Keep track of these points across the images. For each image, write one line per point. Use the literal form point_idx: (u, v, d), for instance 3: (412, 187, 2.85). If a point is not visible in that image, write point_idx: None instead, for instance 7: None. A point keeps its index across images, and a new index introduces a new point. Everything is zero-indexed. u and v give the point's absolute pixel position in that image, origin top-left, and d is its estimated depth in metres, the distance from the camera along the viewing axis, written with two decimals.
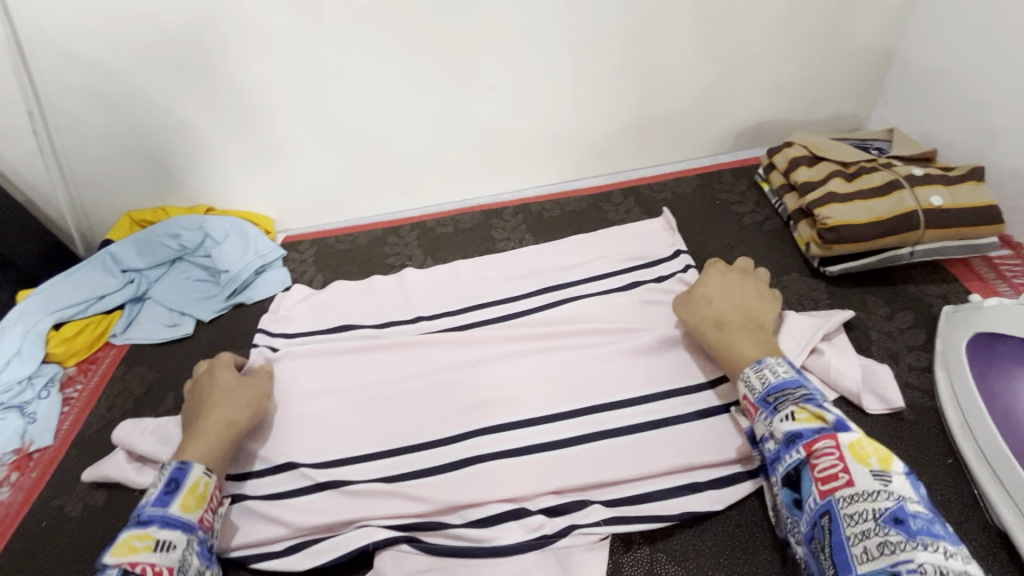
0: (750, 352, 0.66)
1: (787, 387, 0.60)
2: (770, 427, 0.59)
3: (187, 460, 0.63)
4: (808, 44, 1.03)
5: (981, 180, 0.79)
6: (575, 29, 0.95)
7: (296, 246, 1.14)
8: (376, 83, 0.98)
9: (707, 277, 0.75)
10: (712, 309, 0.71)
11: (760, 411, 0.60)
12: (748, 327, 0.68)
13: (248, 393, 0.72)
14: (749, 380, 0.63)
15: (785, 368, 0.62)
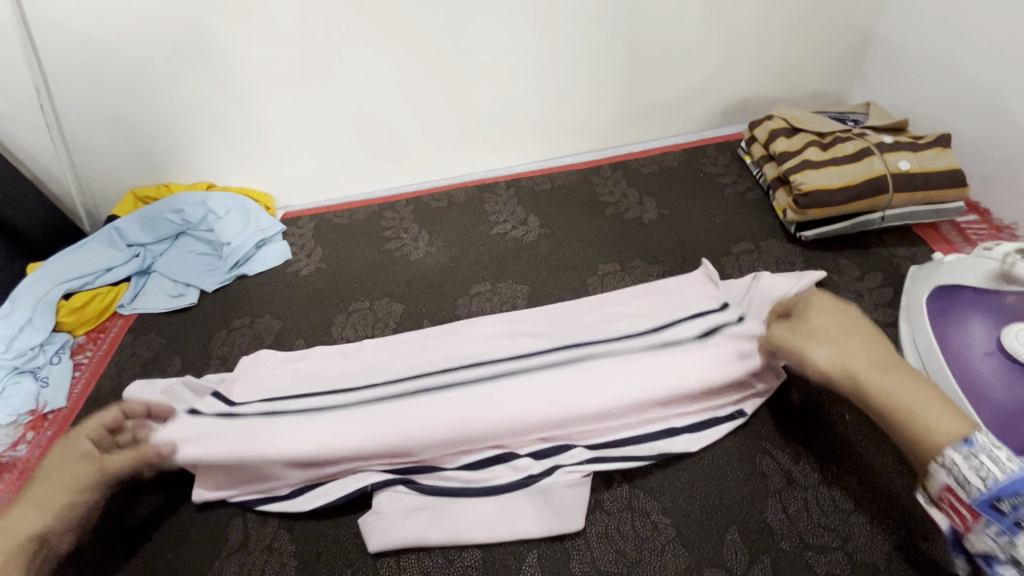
0: (936, 414, 0.54)
1: (1020, 488, 0.48)
2: (1013, 549, 0.48)
3: None
4: (792, 21, 1.06)
5: (948, 146, 0.83)
6: (566, 7, 0.98)
7: (296, 221, 1.18)
8: (372, 61, 1.01)
9: (819, 310, 0.65)
10: (852, 353, 0.60)
11: (986, 520, 0.49)
12: (905, 372, 0.58)
13: (59, 488, 0.62)
14: (957, 472, 0.51)
15: (1008, 457, 0.50)
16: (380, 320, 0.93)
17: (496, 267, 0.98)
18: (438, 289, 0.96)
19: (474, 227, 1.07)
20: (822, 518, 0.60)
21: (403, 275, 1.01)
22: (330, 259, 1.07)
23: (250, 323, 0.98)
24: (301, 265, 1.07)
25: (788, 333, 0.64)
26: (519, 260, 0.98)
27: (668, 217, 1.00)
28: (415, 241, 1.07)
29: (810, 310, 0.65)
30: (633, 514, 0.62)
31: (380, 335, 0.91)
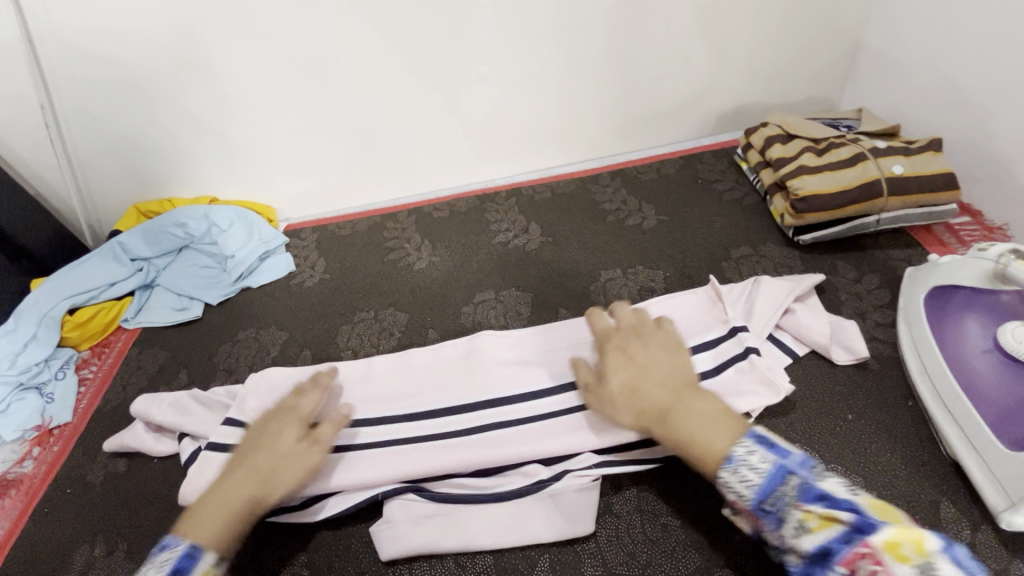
0: (710, 438, 0.56)
1: (776, 484, 0.51)
2: (787, 542, 0.50)
3: (196, 546, 0.54)
4: (784, 30, 1.08)
5: (939, 151, 0.85)
6: (565, 19, 1.00)
7: (299, 233, 1.19)
8: (373, 75, 1.02)
9: (610, 367, 0.65)
10: (643, 399, 0.61)
11: (764, 521, 0.52)
12: (689, 401, 0.59)
13: (294, 466, 0.62)
14: (732, 486, 0.53)
15: (760, 455, 0.53)
16: (385, 329, 0.94)
17: (499, 275, 0.99)
18: (442, 298, 0.97)
19: (477, 236, 1.08)
20: None
21: (406, 284, 1.01)
22: (333, 270, 1.08)
23: (255, 335, 0.99)
24: (305, 276, 1.08)
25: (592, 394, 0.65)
26: (522, 268, 0.99)
27: (668, 223, 1.01)
28: (418, 251, 1.08)
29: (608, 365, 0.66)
30: (643, 516, 0.63)
31: (385, 344, 0.92)
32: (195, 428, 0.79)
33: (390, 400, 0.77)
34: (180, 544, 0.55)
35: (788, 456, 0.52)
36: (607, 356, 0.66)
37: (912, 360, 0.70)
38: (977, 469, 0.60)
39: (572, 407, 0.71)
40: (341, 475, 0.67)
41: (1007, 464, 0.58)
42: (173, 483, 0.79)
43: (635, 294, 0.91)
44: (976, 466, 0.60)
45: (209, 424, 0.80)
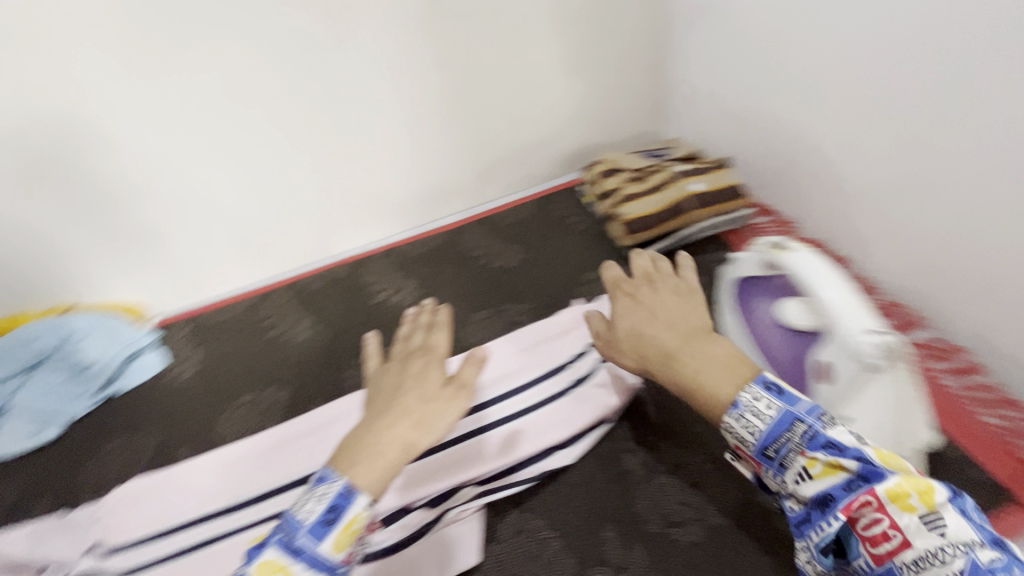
0: (714, 383, 0.58)
1: (783, 431, 0.53)
2: (788, 487, 0.53)
3: (353, 486, 0.55)
4: (600, 80, 1.25)
5: (724, 167, 1.03)
6: (403, 91, 1.09)
7: (171, 327, 1.15)
8: (225, 164, 1.05)
9: (622, 313, 0.71)
10: (649, 345, 0.65)
11: (767, 468, 0.54)
12: (700, 347, 0.61)
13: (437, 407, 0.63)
14: (734, 431, 0.55)
15: (769, 401, 0.54)
16: (267, 408, 0.94)
17: (378, 334, 1.02)
18: (324, 366, 0.99)
19: (355, 301, 1.11)
20: (682, 496, 0.68)
21: (286, 360, 1.01)
22: (208, 359, 1.06)
23: (127, 442, 0.94)
24: (180, 369, 1.05)
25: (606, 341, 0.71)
26: (400, 324, 1.03)
27: (530, 259, 1.11)
28: (297, 325, 1.08)
29: (618, 315, 0.72)
30: (523, 536, 0.67)
31: (269, 423, 0.92)
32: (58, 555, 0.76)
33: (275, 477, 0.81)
34: (336, 480, 0.56)
35: (796, 403, 0.53)
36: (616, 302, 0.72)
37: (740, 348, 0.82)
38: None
39: (457, 445, 0.73)
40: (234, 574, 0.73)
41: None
42: None
43: (504, 329, 0.98)
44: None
45: (76, 547, 0.77)
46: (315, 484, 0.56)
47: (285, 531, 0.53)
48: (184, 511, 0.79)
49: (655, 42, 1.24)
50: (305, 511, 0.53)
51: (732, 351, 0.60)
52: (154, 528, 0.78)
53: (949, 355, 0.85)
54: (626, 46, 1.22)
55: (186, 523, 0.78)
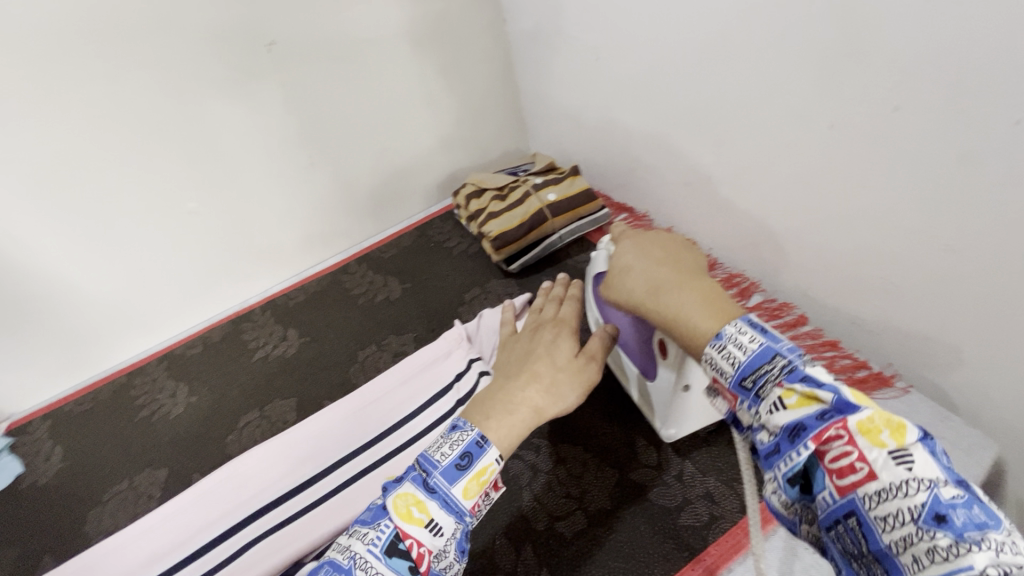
0: (698, 317, 0.54)
1: (763, 363, 0.48)
2: (761, 418, 0.47)
3: (489, 436, 0.55)
4: (455, 108, 1.30)
5: (578, 174, 1.09)
6: (250, 143, 1.07)
7: (26, 427, 1.05)
8: (61, 239, 0.98)
9: (622, 253, 0.65)
10: (639, 280, 0.60)
11: (742, 400, 0.49)
12: (686, 283, 0.57)
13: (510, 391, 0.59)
14: (714, 363, 0.51)
15: (753, 336, 0.49)
16: (142, 494, 0.87)
17: (260, 392, 0.98)
18: (204, 435, 0.93)
19: (234, 361, 1.06)
20: (564, 489, 0.71)
21: (161, 438, 0.95)
22: (73, 454, 0.96)
23: None
24: (39, 473, 0.94)
25: (606, 281, 0.66)
26: (283, 376, 1.00)
27: (411, 288, 1.13)
28: (173, 397, 1.02)
29: (618, 253, 0.66)
30: None
31: (145, 509, 0.85)
32: None
33: (149, 567, 0.77)
34: (470, 428, 0.56)
35: (779, 341, 0.49)
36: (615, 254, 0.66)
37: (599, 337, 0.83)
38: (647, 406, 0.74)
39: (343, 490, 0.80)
40: None
41: (655, 395, 0.71)
42: None
43: (391, 361, 0.99)
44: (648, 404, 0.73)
45: None
46: (450, 432, 0.57)
47: (421, 468, 0.54)
48: None
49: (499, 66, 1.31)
50: (441, 453, 0.54)
51: (719, 290, 0.56)
52: None
53: (782, 312, 0.93)
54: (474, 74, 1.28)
55: None
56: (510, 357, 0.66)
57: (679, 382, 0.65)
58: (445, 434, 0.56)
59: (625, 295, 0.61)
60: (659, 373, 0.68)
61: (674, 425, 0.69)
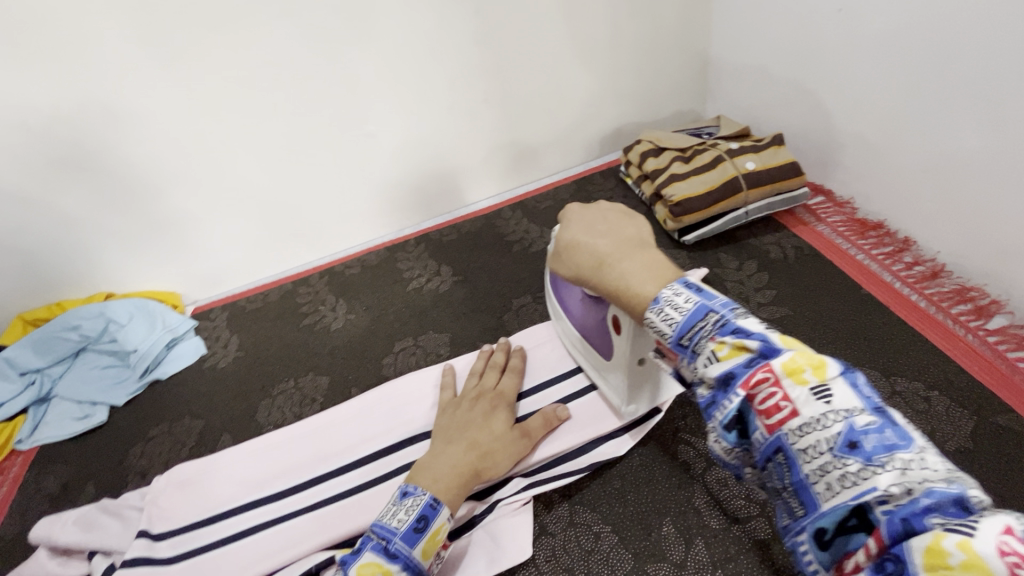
0: (636, 285, 0.49)
1: (698, 320, 0.43)
2: (698, 372, 0.43)
3: (437, 499, 0.61)
4: (638, 57, 1.19)
5: (782, 144, 0.99)
6: (438, 71, 1.06)
7: (207, 313, 1.15)
8: (261, 146, 1.03)
9: (568, 221, 0.59)
10: (584, 253, 0.55)
11: (681, 358, 0.44)
12: (632, 253, 0.52)
13: (454, 454, 0.66)
14: (652, 324, 0.46)
15: (688, 296, 0.44)
16: (306, 397, 0.93)
17: (417, 320, 1.01)
18: (362, 353, 0.98)
19: (391, 287, 1.09)
20: (741, 489, 0.65)
21: (324, 348, 1.00)
22: (247, 346, 1.05)
23: (170, 428, 0.94)
24: (218, 357, 1.04)
25: (552, 256, 0.61)
26: (437, 311, 1.02)
27: None
28: (333, 311, 1.07)
29: (561, 225, 0.60)
30: (576, 529, 0.65)
31: (309, 412, 0.90)
32: (106, 543, 0.75)
33: (318, 464, 0.80)
34: (423, 493, 0.61)
35: (714, 297, 0.43)
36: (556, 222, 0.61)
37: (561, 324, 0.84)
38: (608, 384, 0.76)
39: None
40: (269, 558, 0.70)
41: (612, 372, 0.73)
42: None
43: (545, 315, 0.97)
44: (609, 382, 0.75)
45: (123, 535, 0.76)
46: (401, 499, 0.61)
47: (379, 537, 0.57)
48: (229, 499, 0.78)
49: (696, 16, 1.18)
50: (398, 520, 0.58)
51: (658, 254, 0.51)
52: (198, 515, 0.77)
53: None
54: (668, 20, 1.16)
55: (228, 512, 0.76)
56: (445, 413, 0.75)
57: (629, 358, 0.66)
58: (398, 501, 0.61)
59: (574, 269, 0.56)
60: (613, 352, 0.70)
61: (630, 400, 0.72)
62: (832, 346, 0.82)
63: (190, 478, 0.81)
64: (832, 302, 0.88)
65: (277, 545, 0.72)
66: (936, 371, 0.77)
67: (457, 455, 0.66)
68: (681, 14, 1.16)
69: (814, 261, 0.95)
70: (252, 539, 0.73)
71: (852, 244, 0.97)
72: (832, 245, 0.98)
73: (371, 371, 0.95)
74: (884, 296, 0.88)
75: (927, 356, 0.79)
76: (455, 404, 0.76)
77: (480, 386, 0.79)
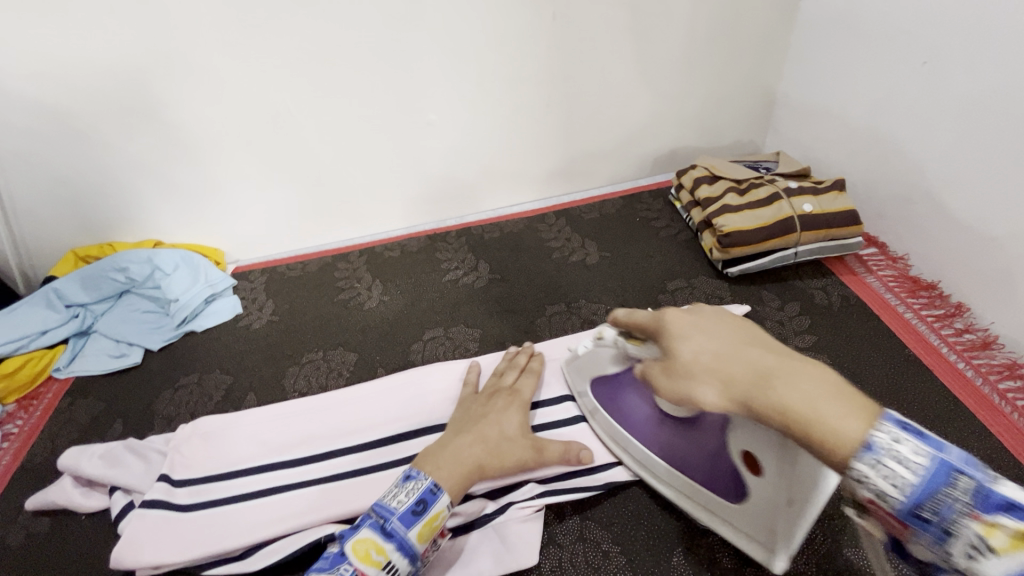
0: (831, 416, 0.45)
1: (940, 486, 0.41)
2: (955, 557, 0.41)
3: (439, 485, 0.62)
4: (705, 81, 1.19)
5: (842, 191, 0.98)
6: (505, 68, 1.07)
7: (246, 275, 1.18)
8: (323, 119, 1.05)
9: (682, 337, 0.57)
10: (733, 371, 0.52)
11: (918, 531, 0.42)
12: (798, 369, 0.49)
13: (462, 446, 0.66)
14: (868, 483, 0.43)
15: (913, 446, 0.42)
16: (333, 370, 0.94)
17: (449, 312, 1.02)
18: (392, 336, 0.99)
19: (428, 276, 1.10)
20: None
21: (356, 324, 1.02)
22: (282, 312, 1.07)
23: (199, 380, 0.96)
24: (253, 319, 1.07)
25: (672, 376, 0.57)
26: (470, 306, 1.03)
27: (609, 259, 1.09)
28: (369, 291, 1.09)
29: (680, 342, 0.57)
30: (585, 545, 0.66)
31: (334, 385, 0.92)
32: (128, 481, 0.78)
33: (339, 438, 0.81)
34: (426, 478, 0.62)
35: (947, 449, 0.42)
36: (668, 334, 0.59)
37: (619, 449, 0.73)
38: (729, 530, 0.64)
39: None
40: (280, 521, 0.72)
41: (748, 518, 0.62)
42: (105, 540, 0.74)
43: (577, 326, 0.97)
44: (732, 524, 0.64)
45: (144, 476, 0.78)
46: (404, 482, 0.62)
47: (377, 516, 0.59)
48: (248, 458, 0.80)
49: (769, 48, 1.17)
50: (397, 501, 0.59)
51: (822, 367, 0.49)
52: (218, 468, 0.79)
53: None
54: (740, 49, 1.15)
55: (246, 470, 0.79)
56: (461, 408, 0.75)
57: (783, 499, 0.57)
58: (402, 483, 0.62)
59: (726, 390, 0.52)
60: (751, 488, 0.60)
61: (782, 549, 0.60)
62: None
63: (215, 432, 0.83)
64: (873, 358, 0.86)
65: (289, 509, 0.73)
66: (975, 444, 0.75)
67: (465, 448, 0.66)
68: (755, 46, 1.16)
69: (860, 313, 0.93)
70: (268, 500, 0.75)
71: (900, 301, 0.95)
72: (880, 298, 0.95)
73: (400, 355, 0.96)
74: (931, 361, 0.85)
75: (967, 428, 0.77)
76: (473, 398, 0.76)
77: (502, 384, 0.79)
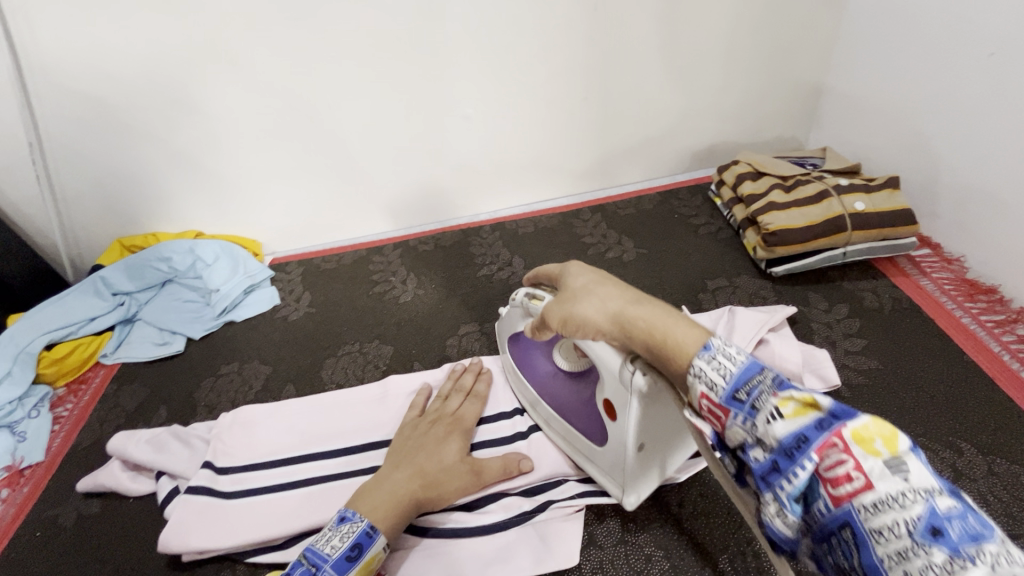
0: (677, 327, 0.47)
1: (751, 373, 0.41)
2: (756, 432, 0.40)
3: (373, 526, 0.60)
4: (749, 74, 1.15)
5: (896, 189, 0.94)
6: (544, 62, 1.05)
7: (283, 266, 1.19)
8: (361, 111, 1.05)
9: (574, 272, 0.58)
10: (610, 292, 0.53)
11: (733, 413, 0.41)
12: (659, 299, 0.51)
13: (395, 481, 0.65)
14: (699, 373, 0.43)
15: (740, 349, 0.43)
16: (370, 362, 0.95)
17: (483, 306, 1.02)
18: (427, 330, 0.99)
19: (463, 270, 1.10)
20: None
21: (391, 317, 1.03)
22: (318, 303, 1.09)
23: (239, 369, 0.98)
24: (291, 309, 1.08)
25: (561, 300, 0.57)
26: (506, 301, 1.02)
27: (646, 256, 1.07)
28: (403, 284, 1.09)
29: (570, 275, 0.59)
30: (627, 548, 0.66)
31: (371, 377, 0.93)
32: (173, 466, 0.80)
33: (377, 430, 0.82)
34: (361, 520, 0.60)
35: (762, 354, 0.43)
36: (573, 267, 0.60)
37: (563, 442, 0.72)
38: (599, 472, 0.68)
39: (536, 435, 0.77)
40: (322, 510, 0.73)
41: (607, 460, 0.65)
42: (152, 523, 0.77)
43: None
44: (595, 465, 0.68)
45: (188, 461, 0.80)
46: (337, 524, 0.60)
47: (309, 563, 0.56)
48: (288, 447, 0.81)
49: (818, 40, 1.13)
50: (331, 547, 0.57)
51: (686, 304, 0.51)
52: (260, 457, 0.80)
53: None
54: (786, 41, 1.11)
55: (287, 460, 0.80)
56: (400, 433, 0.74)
57: (631, 442, 0.59)
58: (333, 528, 0.60)
59: (605, 309, 0.52)
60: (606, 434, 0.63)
61: (629, 488, 0.64)
62: (923, 408, 0.78)
63: (258, 421, 0.84)
64: (928, 363, 0.83)
65: (331, 498, 0.74)
66: None
67: (398, 483, 0.64)
68: (803, 38, 1.12)
69: (913, 316, 0.90)
70: (309, 490, 0.76)
71: (957, 305, 0.90)
72: (934, 302, 0.91)
73: (436, 349, 0.96)
74: (991, 369, 0.81)
75: None
76: (410, 424, 0.75)
77: (443, 408, 0.77)
